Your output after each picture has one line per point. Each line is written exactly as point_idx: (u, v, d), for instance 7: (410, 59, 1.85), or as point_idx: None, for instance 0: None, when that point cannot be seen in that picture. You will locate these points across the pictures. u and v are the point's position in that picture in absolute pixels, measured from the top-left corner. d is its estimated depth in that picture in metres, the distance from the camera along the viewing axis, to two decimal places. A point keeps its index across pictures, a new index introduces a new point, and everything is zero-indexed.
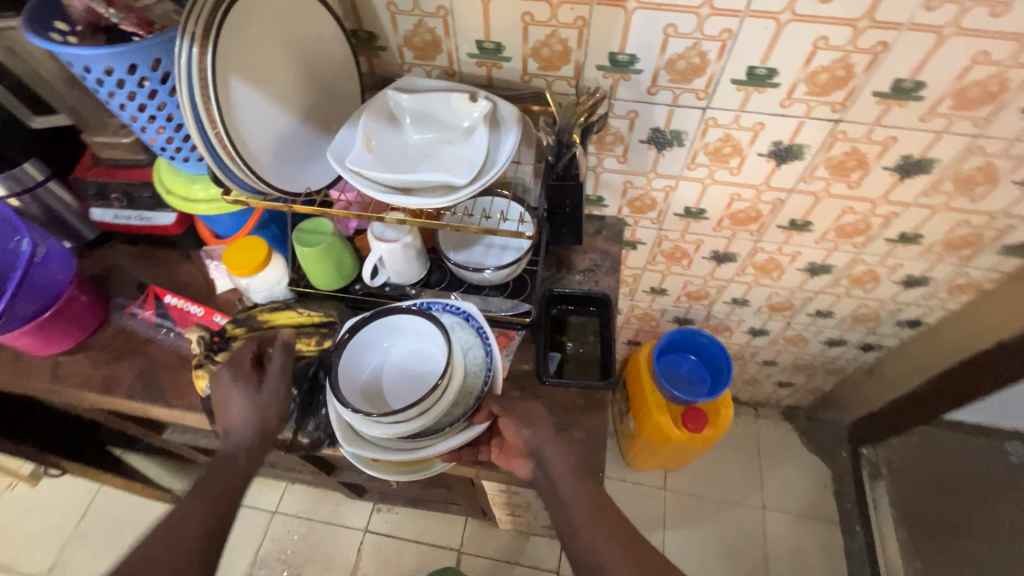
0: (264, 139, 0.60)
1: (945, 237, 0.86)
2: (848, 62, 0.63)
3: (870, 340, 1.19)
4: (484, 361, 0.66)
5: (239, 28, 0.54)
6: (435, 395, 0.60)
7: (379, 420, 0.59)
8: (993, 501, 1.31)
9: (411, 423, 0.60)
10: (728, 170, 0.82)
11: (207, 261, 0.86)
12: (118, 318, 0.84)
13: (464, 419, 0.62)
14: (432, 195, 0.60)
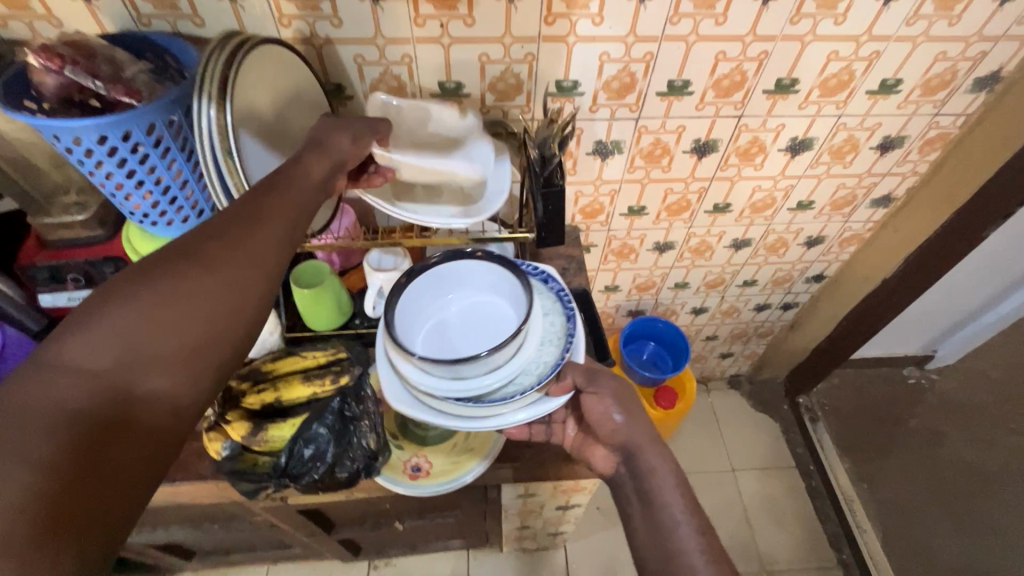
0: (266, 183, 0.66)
1: (830, 200, 1.07)
2: (742, 69, 0.80)
3: (788, 299, 1.39)
4: (565, 327, 0.65)
5: (242, 90, 0.60)
6: (510, 348, 0.59)
7: (442, 378, 0.59)
8: (907, 416, 1.69)
9: (474, 383, 0.58)
10: (660, 169, 0.96)
11: None
12: None
13: (536, 388, 0.59)
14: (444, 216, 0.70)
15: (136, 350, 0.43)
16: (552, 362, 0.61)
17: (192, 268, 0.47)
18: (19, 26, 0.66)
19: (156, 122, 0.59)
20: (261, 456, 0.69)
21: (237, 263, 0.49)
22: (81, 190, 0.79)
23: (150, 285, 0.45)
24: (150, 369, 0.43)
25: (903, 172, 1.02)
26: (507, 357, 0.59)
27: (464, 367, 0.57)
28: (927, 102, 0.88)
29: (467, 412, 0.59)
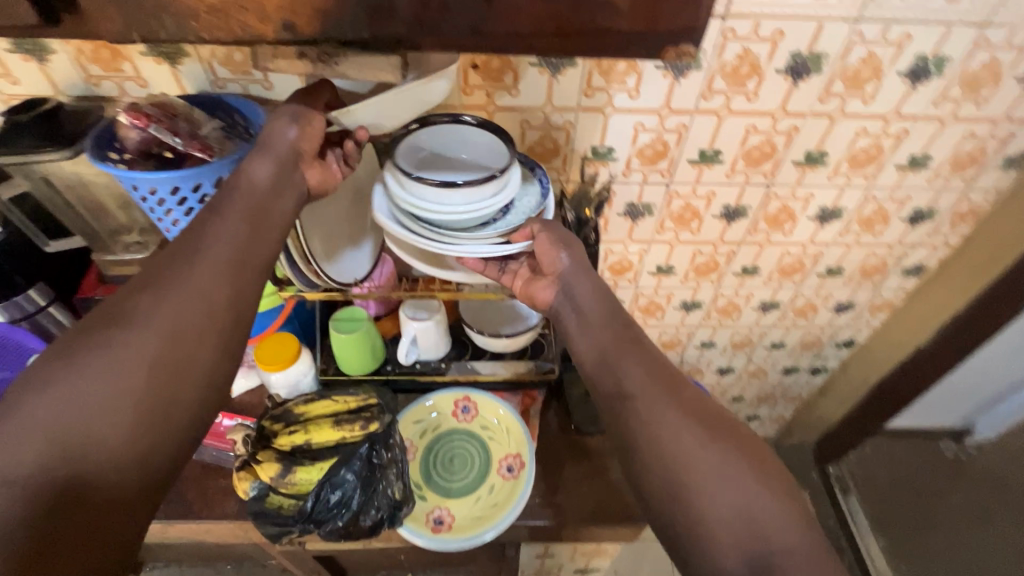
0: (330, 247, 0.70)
1: (860, 267, 1.07)
2: (772, 141, 0.83)
3: (817, 364, 1.36)
4: (539, 202, 0.65)
5: None
6: (488, 185, 0.59)
7: (424, 197, 0.59)
8: (946, 495, 1.59)
9: (453, 206, 0.59)
10: (690, 232, 0.98)
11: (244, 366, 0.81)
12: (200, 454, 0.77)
13: (499, 232, 0.62)
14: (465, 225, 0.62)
15: (72, 427, 0.42)
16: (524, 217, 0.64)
17: (126, 332, 0.47)
18: (110, 84, 0.73)
19: (223, 176, 0.64)
20: (287, 499, 0.70)
21: (175, 312, 0.49)
22: (142, 231, 0.83)
23: (78, 361, 0.45)
24: (95, 440, 0.43)
25: (934, 243, 1.02)
26: (493, 193, 0.60)
27: (441, 188, 0.59)
28: (957, 177, 0.89)
29: (428, 236, 0.61)
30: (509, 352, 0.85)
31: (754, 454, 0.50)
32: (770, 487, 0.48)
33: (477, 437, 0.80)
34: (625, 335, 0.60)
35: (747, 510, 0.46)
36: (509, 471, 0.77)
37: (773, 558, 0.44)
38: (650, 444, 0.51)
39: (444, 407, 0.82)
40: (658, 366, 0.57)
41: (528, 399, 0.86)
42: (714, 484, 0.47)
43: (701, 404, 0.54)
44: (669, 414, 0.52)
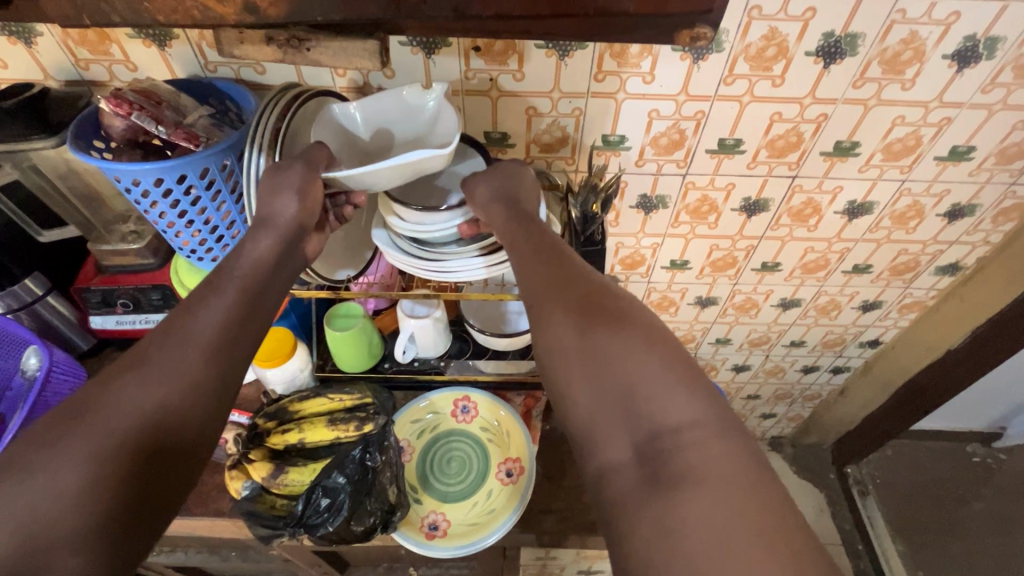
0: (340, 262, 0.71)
1: (890, 265, 1.01)
2: (799, 131, 0.77)
3: (839, 363, 1.30)
4: None
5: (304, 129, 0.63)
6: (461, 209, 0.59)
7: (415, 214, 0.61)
8: (970, 500, 1.53)
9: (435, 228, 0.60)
10: (707, 225, 0.93)
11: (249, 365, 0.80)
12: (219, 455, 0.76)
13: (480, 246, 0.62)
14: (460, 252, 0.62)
15: (41, 527, 0.39)
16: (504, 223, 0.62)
17: (107, 424, 0.43)
18: (99, 69, 0.70)
19: (209, 167, 0.61)
20: (281, 500, 0.69)
21: (178, 353, 0.48)
22: (138, 220, 0.80)
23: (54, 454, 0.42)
24: (62, 541, 0.39)
25: (973, 241, 0.95)
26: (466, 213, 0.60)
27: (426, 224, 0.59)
28: (1002, 171, 0.82)
29: (433, 271, 0.61)
30: (511, 351, 0.80)
31: (641, 327, 0.47)
32: (660, 359, 0.45)
33: (476, 439, 0.77)
34: (518, 224, 0.57)
35: (630, 387, 0.44)
36: (508, 476, 0.74)
37: (660, 438, 0.42)
38: (543, 344, 0.50)
39: (442, 407, 0.79)
40: (549, 253, 0.54)
41: (531, 399, 0.83)
42: (600, 373, 0.46)
43: (588, 286, 0.51)
44: (554, 308, 0.50)
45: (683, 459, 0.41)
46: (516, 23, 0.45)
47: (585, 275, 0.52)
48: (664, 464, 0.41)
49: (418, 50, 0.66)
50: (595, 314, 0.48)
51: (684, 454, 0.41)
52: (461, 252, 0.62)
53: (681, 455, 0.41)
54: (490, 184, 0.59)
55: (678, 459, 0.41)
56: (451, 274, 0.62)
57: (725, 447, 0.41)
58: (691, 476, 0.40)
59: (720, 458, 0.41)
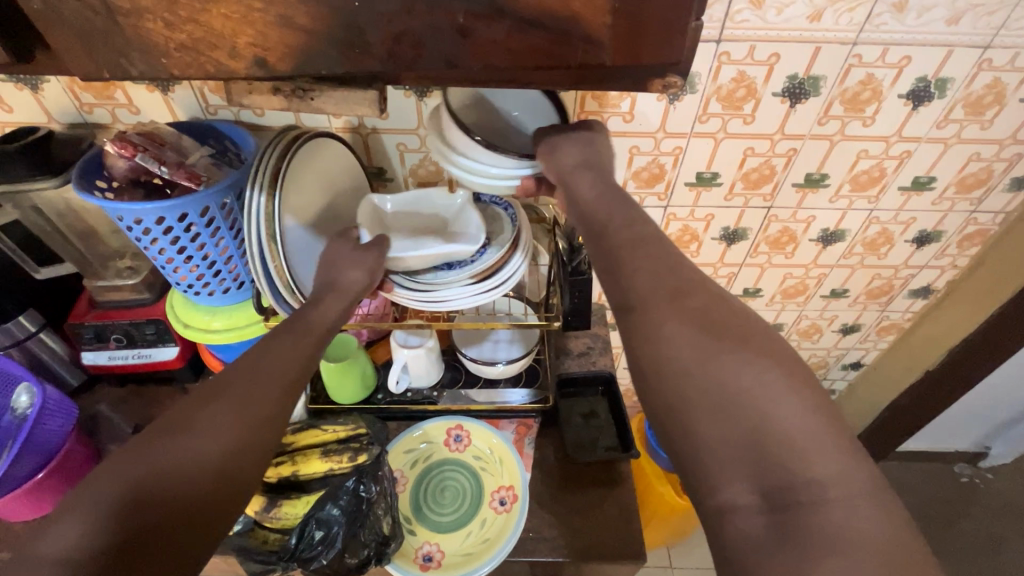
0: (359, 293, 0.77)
1: (865, 290, 1.05)
2: (771, 164, 0.81)
3: (823, 386, 1.33)
4: (510, 229, 0.66)
5: (304, 164, 0.65)
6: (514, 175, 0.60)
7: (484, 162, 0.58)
8: (961, 521, 1.54)
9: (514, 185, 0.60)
10: (689, 254, 0.96)
11: None
12: None
13: (468, 275, 0.63)
14: (449, 282, 0.64)
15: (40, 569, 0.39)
16: (495, 259, 0.64)
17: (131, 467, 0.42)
18: (102, 112, 0.72)
19: (210, 205, 0.63)
20: (273, 534, 0.68)
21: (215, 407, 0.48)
22: (134, 255, 0.82)
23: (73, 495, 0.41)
24: None
25: (941, 265, 0.99)
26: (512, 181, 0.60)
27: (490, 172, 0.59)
28: (963, 200, 0.87)
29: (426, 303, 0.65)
30: (504, 379, 0.84)
31: (776, 356, 0.41)
32: (797, 391, 0.39)
33: (470, 468, 0.78)
34: (623, 228, 0.53)
35: (765, 425, 0.37)
36: (501, 505, 0.75)
37: (794, 488, 0.36)
38: (650, 357, 0.44)
39: (435, 437, 0.80)
40: (657, 262, 0.49)
41: (523, 426, 0.84)
42: (726, 400, 0.39)
43: (709, 303, 0.45)
44: (671, 321, 0.44)
45: (823, 517, 0.35)
46: (506, 73, 0.48)
47: (704, 290, 0.46)
48: (800, 524, 0.35)
49: (410, 94, 0.70)
50: (719, 333, 0.42)
51: (825, 511, 0.35)
52: (449, 283, 0.64)
53: (821, 510, 0.35)
54: (575, 153, 0.60)
55: (817, 518, 0.35)
56: (443, 306, 0.65)
57: (871, 509, 0.35)
58: (834, 539, 0.34)
59: (871, 526, 0.34)
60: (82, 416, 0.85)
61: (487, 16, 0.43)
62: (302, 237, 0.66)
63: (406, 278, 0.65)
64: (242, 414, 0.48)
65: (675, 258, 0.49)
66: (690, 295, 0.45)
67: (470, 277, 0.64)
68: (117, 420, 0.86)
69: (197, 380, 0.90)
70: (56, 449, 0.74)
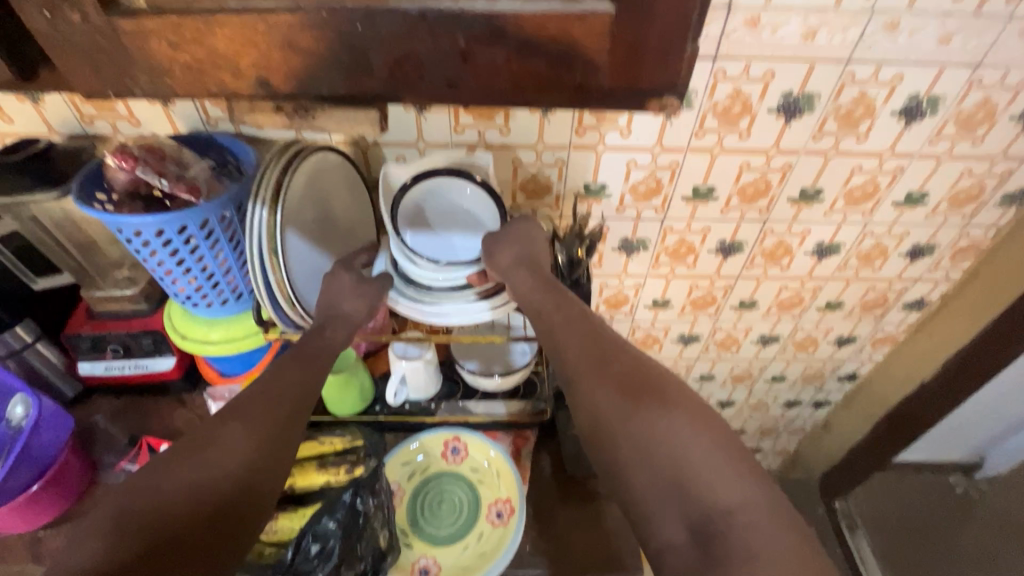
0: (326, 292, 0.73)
1: (860, 302, 1.05)
2: (766, 179, 0.82)
3: (819, 397, 1.34)
4: None
5: (303, 177, 0.65)
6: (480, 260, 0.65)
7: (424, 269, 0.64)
8: (957, 532, 1.54)
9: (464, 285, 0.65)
10: (686, 266, 0.97)
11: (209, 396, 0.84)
12: (108, 477, 0.80)
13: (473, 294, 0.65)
14: (452, 299, 0.65)
15: None
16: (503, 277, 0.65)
17: (141, 499, 0.48)
18: (103, 124, 0.72)
19: (210, 218, 0.63)
20: (267, 546, 0.68)
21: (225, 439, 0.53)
22: (133, 266, 0.82)
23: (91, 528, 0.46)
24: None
25: (935, 278, 1.00)
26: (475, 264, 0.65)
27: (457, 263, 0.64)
28: (956, 214, 0.88)
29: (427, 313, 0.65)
30: (501, 391, 0.84)
31: (686, 408, 0.50)
32: (702, 436, 0.48)
33: (467, 480, 0.78)
34: (556, 302, 0.62)
35: (680, 471, 0.46)
36: (498, 518, 0.74)
37: (708, 520, 0.44)
38: (587, 425, 0.53)
39: (432, 448, 0.80)
40: (584, 329, 0.58)
41: (521, 438, 0.84)
42: (647, 454, 0.48)
43: (626, 368, 0.54)
44: (599, 388, 0.53)
45: (737, 539, 0.43)
46: (506, 93, 0.49)
47: (622, 356, 0.55)
48: (719, 544, 0.43)
49: (411, 108, 0.71)
50: (638, 396, 0.51)
51: (735, 532, 0.44)
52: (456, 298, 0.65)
53: (732, 536, 0.43)
54: (513, 249, 0.64)
55: (729, 543, 0.43)
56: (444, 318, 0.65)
57: (774, 523, 0.44)
58: (745, 559, 0.42)
59: (770, 542, 0.43)
60: (77, 427, 0.85)
61: (488, 40, 0.44)
62: (313, 259, 0.69)
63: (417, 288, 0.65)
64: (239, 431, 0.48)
65: (597, 329, 0.59)
66: (610, 365, 0.54)
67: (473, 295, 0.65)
68: (112, 430, 0.85)
69: (194, 390, 0.89)
70: (50, 460, 0.74)
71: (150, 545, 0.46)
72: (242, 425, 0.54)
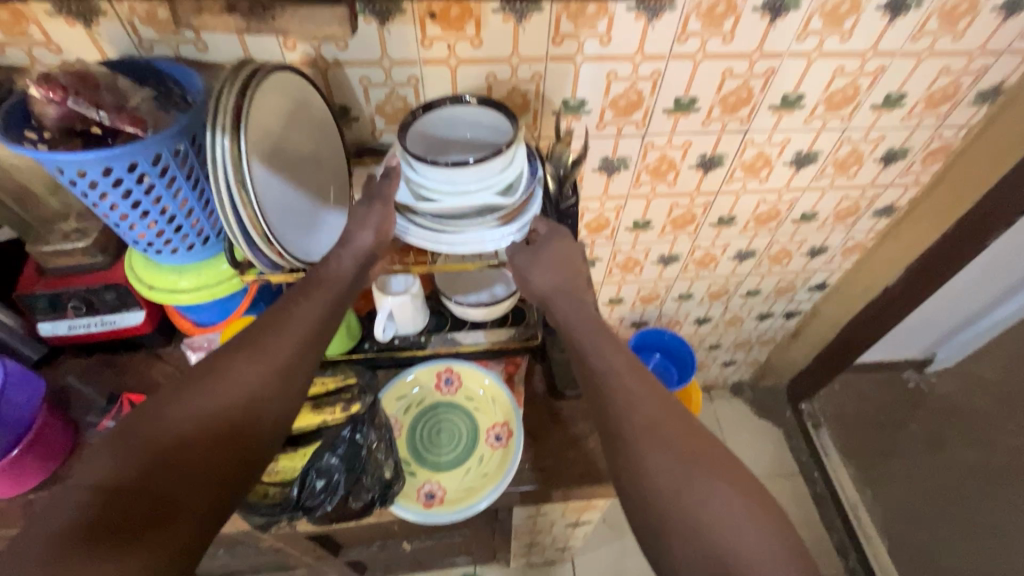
0: (312, 226, 0.68)
1: (834, 211, 1.07)
2: (749, 86, 0.80)
3: (790, 308, 1.40)
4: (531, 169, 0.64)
5: (263, 101, 0.58)
6: (503, 157, 0.58)
7: (436, 185, 0.58)
8: (907, 422, 1.69)
9: (489, 184, 0.58)
10: (666, 184, 0.96)
11: (188, 353, 0.82)
12: (94, 436, 0.77)
13: (496, 217, 0.60)
14: (480, 223, 0.60)
15: None
16: (529, 197, 0.61)
17: (136, 439, 0.49)
18: (17, 52, 0.63)
19: (162, 152, 0.57)
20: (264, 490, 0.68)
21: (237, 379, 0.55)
22: (81, 216, 0.76)
23: (89, 472, 0.47)
24: (87, 519, 0.44)
25: (905, 183, 1.02)
26: (500, 169, 0.59)
27: (482, 162, 0.57)
28: (930, 115, 0.88)
29: (453, 244, 0.60)
30: (489, 321, 0.83)
31: (739, 485, 0.51)
32: (755, 518, 0.49)
33: (463, 408, 0.79)
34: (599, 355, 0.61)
35: (727, 553, 0.48)
36: (497, 441, 0.76)
37: None
38: (631, 481, 0.54)
39: (426, 381, 0.80)
40: (636, 387, 0.58)
41: (512, 365, 0.84)
42: (695, 526, 0.49)
43: (678, 435, 0.54)
44: (651, 447, 0.54)
45: None
46: None
47: (676, 412, 0.56)
48: None
49: (371, 19, 0.64)
50: (692, 459, 0.53)
51: None
52: (479, 226, 0.60)
53: None
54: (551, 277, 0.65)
55: None
56: (473, 247, 0.61)
57: None
58: None
59: None
60: (48, 389, 0.81)
61: None
62: (287, 195, 0.64)
63: (437, 220, 0.60)
64: (189, 427, 0.51)
65: (647, 382, 0.59)
66: (663, 423, 0.55)
67: (497, 219, 0.60)
68: (88, 389, 0.82)
69: (170, 343, 0.86)
70: (27, 425, 0.70)
71: (153, 473, 0.48)
72: (235, 377, 0.55)
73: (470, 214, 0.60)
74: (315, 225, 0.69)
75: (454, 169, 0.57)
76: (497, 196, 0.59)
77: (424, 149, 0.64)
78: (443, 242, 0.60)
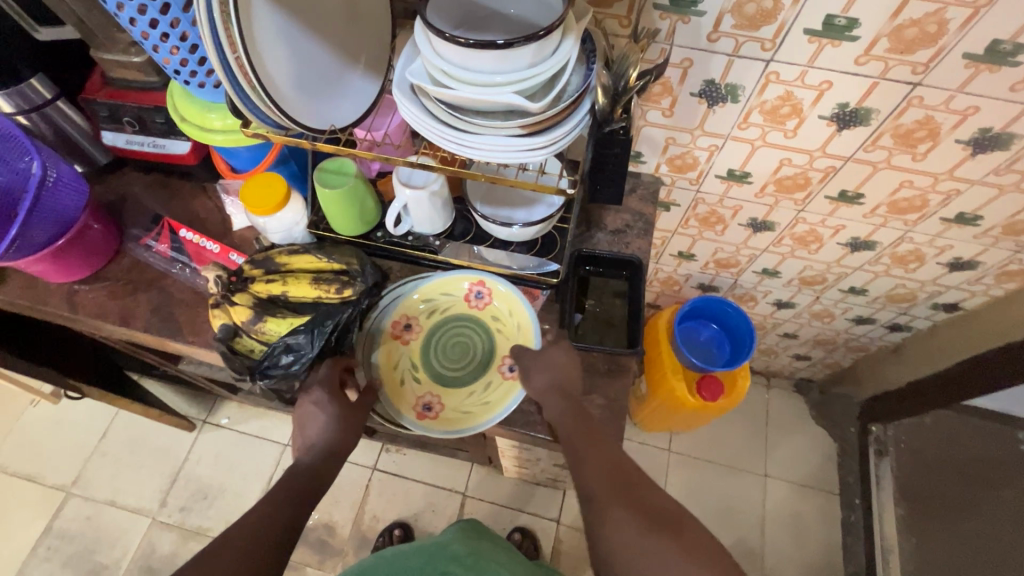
0: (333, 89, 0.61)
1: (1007, 221, 0.81)
2: (942, 17, 0.56)
3: (900, 320, 1.16)
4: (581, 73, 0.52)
5: None
6: (539, 48, 0.46)
7: (452, 68, 0.47)
8: None
9: (516, 79, 0.47)
10: (782, 133, 0.75)
11: (223, 197, 0.83)
12: (133, 249, 0.83)
13: (520, 123, 0.50)
14: (500, 127, 0.50)
15: None
16: (563, 106, 0.50)
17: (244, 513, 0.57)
18: None
19: None
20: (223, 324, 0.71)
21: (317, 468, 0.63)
22: None
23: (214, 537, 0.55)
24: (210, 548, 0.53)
25: None
26: (532, 60, 0.47)
27: (510, 50, 0.45)
28: None
29: (465, 145, 0.51)
30: (516, 242, 0.76)
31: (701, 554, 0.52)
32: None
33: (485, 327, 0.73)
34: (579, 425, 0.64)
35: None
36: (509, 370, 0.71)
37: None
38: (604, 543, 0.56)
39: (455, 289, 0.74)
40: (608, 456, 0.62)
41: (528, 296, 0.76)
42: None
43: (656, 499, 0.58)
44: (612, 508, 0.57)
45: None
46: None
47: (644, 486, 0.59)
48: None
49: None
50: (658, 525, 0.55)
51: None
52: (496, 130, 0.51)
53: None
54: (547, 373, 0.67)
55: None
56: (488, 153, 0.52)
57: None
58: None
59: None
60: (108, 195, 0.87)
61: None
62: (302, 47, 0.56)
63: (448, 112, 0.51)
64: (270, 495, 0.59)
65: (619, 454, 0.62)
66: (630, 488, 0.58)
67: (521, 125, 0.50)
68: (139, 205, 0.87)
69: (214, 181, 0.88)
70: (72, 221, 0.75)
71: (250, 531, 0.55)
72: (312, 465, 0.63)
73: (488, 112, 0.50)
74: (337, 88, 0.61)
75: (474, 52, 0.46)
76: (523, 95, 0.48)
77: (456, 16, 0.52)
78: (455, 140, 0.51)
